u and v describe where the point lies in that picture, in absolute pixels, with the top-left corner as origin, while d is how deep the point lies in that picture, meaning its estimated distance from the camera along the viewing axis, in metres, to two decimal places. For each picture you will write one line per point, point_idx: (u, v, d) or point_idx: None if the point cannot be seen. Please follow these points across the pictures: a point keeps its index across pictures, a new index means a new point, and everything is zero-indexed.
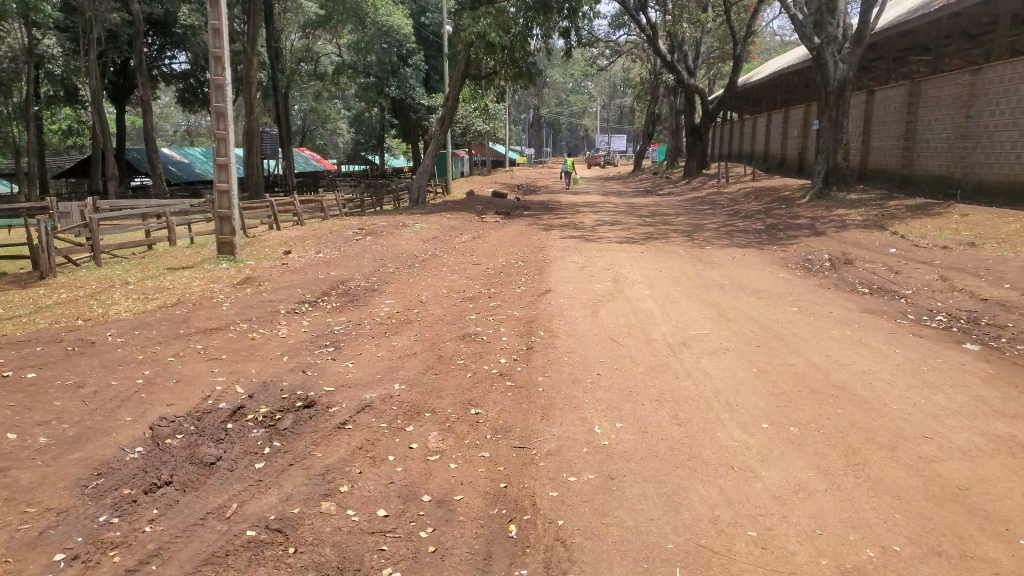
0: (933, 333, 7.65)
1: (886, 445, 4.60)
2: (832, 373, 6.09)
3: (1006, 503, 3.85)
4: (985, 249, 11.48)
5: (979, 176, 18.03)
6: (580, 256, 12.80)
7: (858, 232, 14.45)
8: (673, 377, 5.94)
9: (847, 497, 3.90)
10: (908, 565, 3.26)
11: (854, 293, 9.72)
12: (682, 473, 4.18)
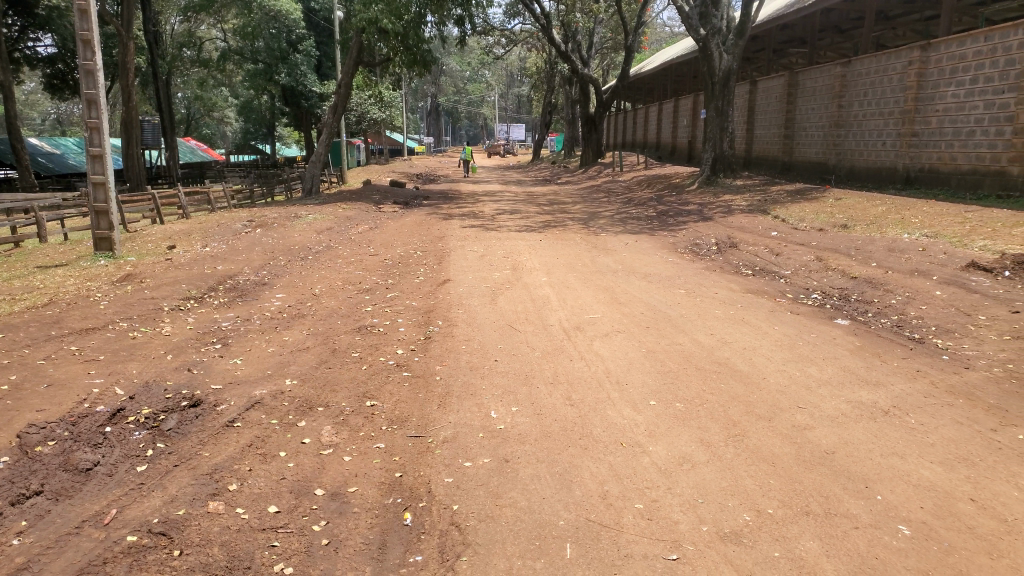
0: (809, 309, 8.17)
1: (764, 416, 4.89)
2: (716, 351, 6.41)
3: (867, 464, 4.18)
4: (856, 230, 12.29)
5: (850, 162, 19.27)
6: (479, 244, 12.85)
7: (743, 217, 15.18)
8: (568, 361, 6.08)
9: (727, 467, 4.12)
10: (780, 526, 3.49)
11: (737, 275, 10.21)
12: (574, 452, 4.32)
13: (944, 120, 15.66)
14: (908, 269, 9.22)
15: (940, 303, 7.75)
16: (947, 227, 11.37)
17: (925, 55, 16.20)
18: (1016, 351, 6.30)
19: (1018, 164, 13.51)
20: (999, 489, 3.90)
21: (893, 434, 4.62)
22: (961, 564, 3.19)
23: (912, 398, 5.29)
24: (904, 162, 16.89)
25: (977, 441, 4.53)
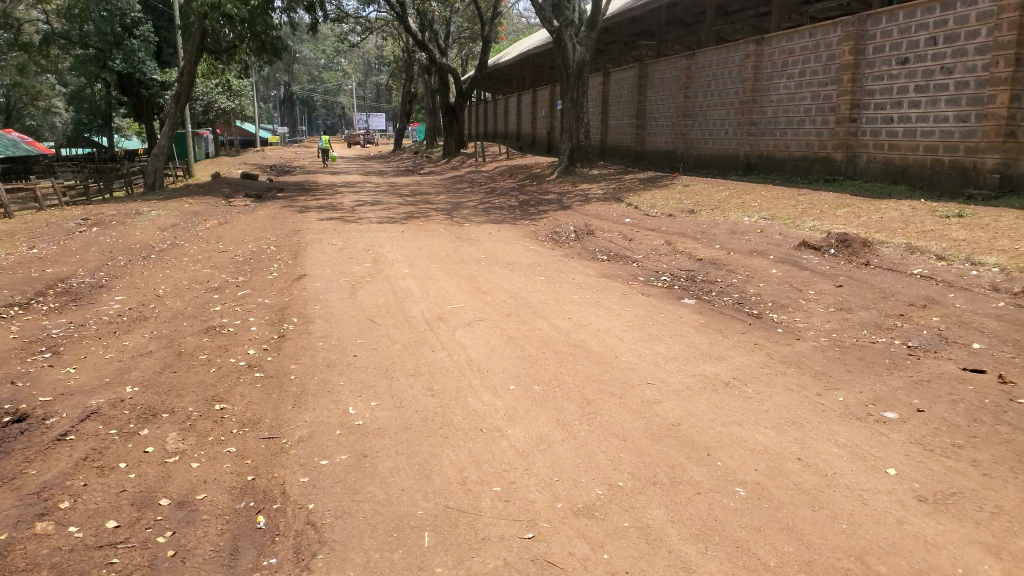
0: (659, 291, 8.59)
1: (616, 394, 5.12)
2: (573, 334, 6.61)
3: (709, 432, 4.48)
4: (702, 215, 13.00)
5: (696, 150, 20.39)
6: (337, 237, 12.56)
7: (599, 205, 15.71)
8: (429, 352, 6.08)
9: (581, 444, 4.28)
10: (629, 497, 3.68)
11: (594, 261, 10.56)
12: (433, 441, 4.34)
13: (778, 111, 16.90)
14: (747, 250, 9.90)
15: (775, 281, 8.38)
16: (782, 210, 12.28)
17: (759, 49, 17.40)
18: (840, 321, 6.94)
19: (841, 151, 14.79)
20: (823, 447, 4.29)
21: (732, 403, 4.97)
22: (789, 517, 3.49)
23: (751, 369, 5.71)
24: (744, 150, 18.06)
25: (804, 405, 4.97)
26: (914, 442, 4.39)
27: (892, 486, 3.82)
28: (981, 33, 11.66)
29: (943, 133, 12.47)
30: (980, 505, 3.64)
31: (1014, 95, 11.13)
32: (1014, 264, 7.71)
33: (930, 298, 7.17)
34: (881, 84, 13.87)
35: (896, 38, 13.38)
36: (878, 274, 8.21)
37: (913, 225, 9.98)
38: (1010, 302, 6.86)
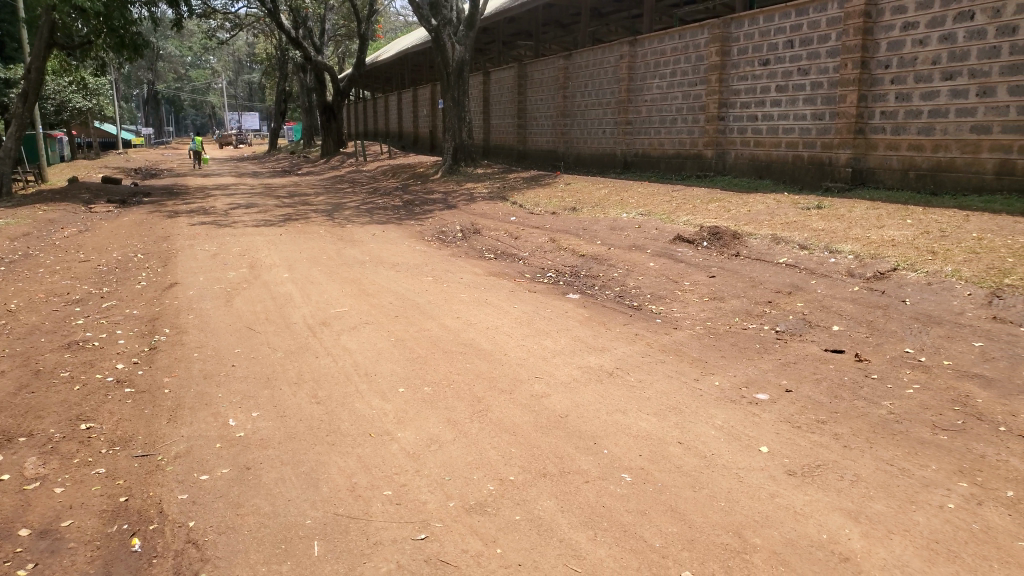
0: (545, 287, 8.73)
1: (505, 390, 5.16)
2: (461, 333, 6.61)
3: (595, 422, 4.60)
4: (583, 213, 13.29)
5: (576, 149, 20.88)
6: (211, 243, 12.00)
7: (484, 204, 15.79)
8: (313, 358, 5.92)
9: (471, 442, 4.29)
10: (521, 490, 3.73)
11: (480, 259, 10.59)
12: (321, 449, 4.24)
13: (651, 110, 17.55)
14: (627, 245, 10.22)
15: (653, 274, 8.71)
16: (659, 206, 12.76)
17: (632, 51, 18.02)
18: (714, 310, 7.29)
19: (711, 148, 15.52)
20: (701, 430, 4.51)
21: (617, 393, 5.13)
22: (672, 499, 3.65)
23: (632, 359, 5.90)
24: (621, 148, 18.64)
25: (684, 391, 5.19)
26: (783, 420, 4.68)
27: (764, 463, 4.06)
28: (831, 37, 12.58)
29: (801, 131, 13.34)
30: (842, 474, 3.93)
31: (862, 94, 12.07)
32: (866, 251, 8.36)
33: (795, 286, 7.67)
34: (745, 84, 14.71)
35: (757, 40, 14.23)
36: (748, 264, 8.69)
37: (778, 217, 10.62)
38: (863, 286, 7.43)
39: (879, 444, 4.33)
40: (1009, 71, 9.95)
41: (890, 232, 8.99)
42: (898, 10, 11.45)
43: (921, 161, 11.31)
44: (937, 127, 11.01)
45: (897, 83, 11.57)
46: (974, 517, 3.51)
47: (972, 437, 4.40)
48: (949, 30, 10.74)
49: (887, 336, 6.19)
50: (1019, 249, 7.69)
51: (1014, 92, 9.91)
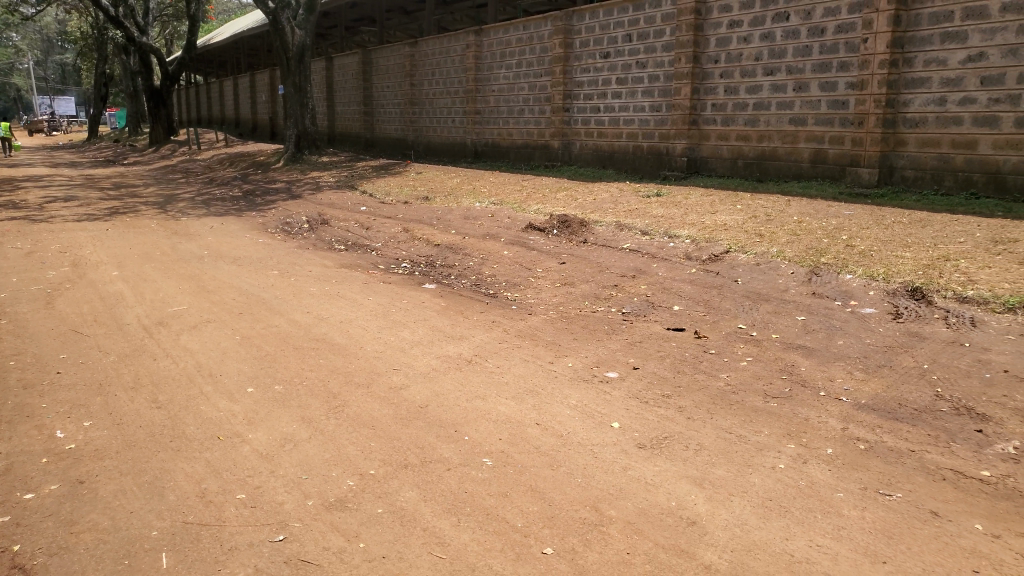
0: (399, 278, 8.64)
1: (361, 384, 5.07)
2: (313, 328, 6.41)
3: (454, 410, 4.62)
4: (435, 202, 13.24)
5: (426, 138, 20.77)
6: (24, 240, 10.89)
7: (332, 194, 15.35)
8: (150, 361, 5.54)
9: (329, 438, 4.19)
10: (382, 483, 3.68)
11: (330, 251, 10.29)
12: (164, 456, 3.98)
13: (499, 100, 17.77)
14: (480, 234, 10.30)
15: (506, 262, 8.83)
16: (510, 195, 12.95)
17: (479, 40, 18.14)
18: (565, 295, 7.52)
19: (558, 138, 15.93)
20: (557, 410, 4.64)
21: (475, 379, 5.18)
22: (532, 479, 3.74)
23: (489, 346, 5.97)
24: (472, 137, 18.76)
25: (539, 374, 5.33)
26: (632, 396, 4.91)
27: (616, 438, 4.24)
28: (666, 32, 13.26)
29: (641, 122, 13.99)
30: (687, 444, 4.19)
31: (694, 88, 12.83)
32: (701, 235, 8.91)
33: (638, 270, 8.04)
34: (588, 76, 15.21)
35: (598, 33, 14.75)
36: (596, 250, 9.01)
37: (622, 205, 11.08)
38: (700, 268, 7.92)
39: (718, 414, 4.65)
40: (820, 68, 10.92)
41: (722, 218, 9.63)
42: (724, 9, 12.26)
43: (748, 151, 12.19)
44: (761, 119, 11.91)
45: (725, 78, 12.39)
46: (801, 475, 3.85)
47: (797, 402, 4.83)
48: (768, 29, 11.62)
49: (722, 313, 6.64)
50: (832, 231, 8.50)
51: (825, 87, 10.89)
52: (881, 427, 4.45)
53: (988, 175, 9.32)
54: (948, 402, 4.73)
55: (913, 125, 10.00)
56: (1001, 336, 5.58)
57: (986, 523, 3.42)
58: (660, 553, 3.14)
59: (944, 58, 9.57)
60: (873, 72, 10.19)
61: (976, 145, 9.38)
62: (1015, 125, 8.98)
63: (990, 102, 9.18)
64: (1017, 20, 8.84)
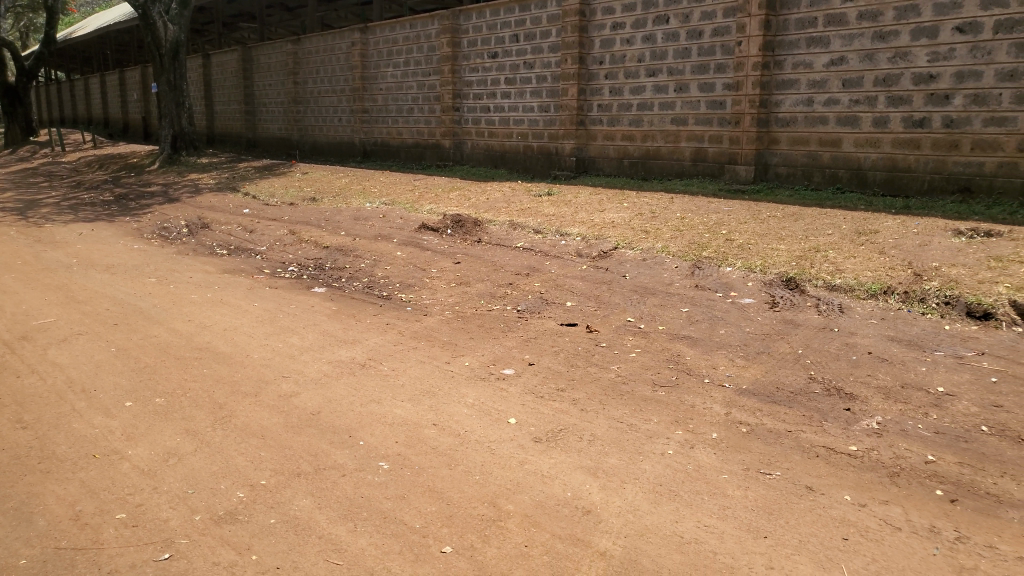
0: (287, 283, 8.38)
1: (250, 393, 4.90)
2: (196, 337, 6.14)
3: (349, 415, 4.54)
4: (323, 203, 12.93)
5: (311, 138, 20.26)
6: None
7: (212, 197, 14.72)
8: (13, 378, 5.15)
9: (216, 450, 4.02)
10: (274, 493, 3.58)
11: (212, 257, 9.86)
12: (32, 479, 3.72)
13: (387, 99, 17.56)
14: (371, 236, 10.15)
15: (400, 263, 8.74)
16: (401, 195, 12.82)
17: (364, 38, 17.86)
18: (460, 295, 7.52)
19: (448, 138, 15.91)
20: (454, 410, 4.64)
21: (369, 383, 5.10)
22: (429, 480, 3.73)
23: (383, 349, 5.90)
24: (359, 137, 18.45)
25: (435, 374, 5.32)
26: (527, 392, 4.98)
27: (513, 434, 4.30)
28: (552, 33, 13.50)
29: (530, 121, 14.18)
30: (581, 436, 4.29)
31: (581, 88, 13.13)
32: (591, 232, 9.13)
33: (531, 267, 8.16)
34: (477, 76, 15.27)
35: (486, 33, 14.84)
36: (488, 249, 9.07)
37: (513, 204, 11.19)
38: (591, 265, 8.11)
39: (610, 405, 4.78)
40: (699, 70, 11.41)
41: (610, 215, 9.90)
42: (608, 11, 12.61)
43: (633, 150, 12.58)
44: (644, 119, 12.31)
45: (610, 78, 12.74)
46: (688, 459, 4.02)
47: (684, 390, 5.04)
48: (650, 32, 12.03)
49: (612, 307, 6.84)
50: (712, 226, 8.90)
51: (704, 88, 11.39)
52: (761, 410, 4.71)
53: (851, 171, 10.01)
54: (819, 383, 5.06)
55: (784, 124, 10.63)
56: (865, 321, 6.02)
57: (855, 494, 3.69)
58: (557, 544, 3.21)
59: (810, 61, 10.21)
60: (747, 73, 10.73)
61: (840, 143, 10.06)
62: (873, 125, 9.70)
63: (851, 103, 9.87)
64: (872, 26, 9.53)
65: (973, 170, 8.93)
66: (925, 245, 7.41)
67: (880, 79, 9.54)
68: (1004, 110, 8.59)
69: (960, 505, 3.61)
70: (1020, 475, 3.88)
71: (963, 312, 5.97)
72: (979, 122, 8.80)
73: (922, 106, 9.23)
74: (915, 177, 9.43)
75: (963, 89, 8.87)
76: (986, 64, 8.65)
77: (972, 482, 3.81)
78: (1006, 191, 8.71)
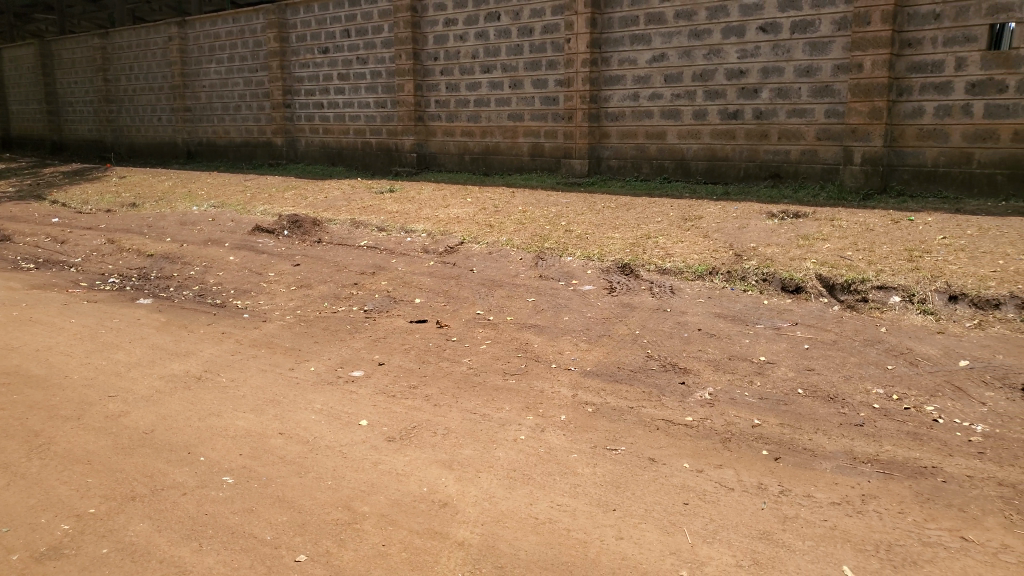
0: (108, 296, 7.73)
1: (71, 417, 4.48)
2: (3, 361, 5.53)
3: (186, 431, 4.27)
4: (145, 208, 12.04)
5: (127, 139, 18.79)
6: None
7: (13, 205, 13.28)
8: None
9: (33, 482, 3.66)
10: (104, 521, 3.31)
11: (16, 272, 8.91)
12: None
13: (211, 96, 16.62)
14: (200, 241, 9.57)
15: (234, 268, 8.32)
16: (232, 197, 12.19)
17: (182, 33, 16.80)
18: (302, 298, 7.27)
19: (281, 136, 15.31)
20: (301, 417, 4.50)
21: (207, 397, 4.82)
22: (278, 490, 3.59)
23: (221, 359, 5.60)
24: (182, 136, 17.34)
25: (279, 382, 5.12)
26: (378, 392, 4.92)
27: (365, 435, 4.23)
28: (384, 28, 13.35)
29: (367, 118, 13.94)
30: (434, 430, 4.30)
31: (417, 84, 13.08)
32: (436, 229, 9.14)
33: (377, 266, 8.04)
34: (307, 72, 14.80)
35: (315, 28, 14.42)
36: (330, 250, 8.83)
37: (354, 203, 10.97)
38: (437, 260, 8.11)
39: (462, 397, 4.82)
40: (532, 66, 11.70)
41: (453, 211, 9.95)
42: (439, 7, 12.63)
43: (473, 146, 12.71)
44: (482, 115, 12.47)
45: (446, 75, 12.79)
46: (540, 443, 4.14)
47: (533, 376, 5.18)
48: (482, 28, 12.18)
49: (460, 302, 6.88)
50: (553, 218, 9.17)
51: (537, 85, 11.69)
52: (605, 390, 4.94)
53: (677, 162, 10.66)
54: (656, 360, 5.38)
55: (614, 118, 11.13)
56: (694, 300, 6.45)
57: (692, 461, 3.96)
58: (415, 539, 3.20)
59: (633, 57, 10.77)
60: (577, 70, 11.14)
61: (664, 136, 10.68)
62: (693, 118, 10.37)
63: (673, 97, 10.50)
64: (688, 25, 10.17)
65: (781, 157, 9.78)
66: (744, 228, 8.05)
67: (698, 74, 10.22)
68: (804, 102, 9.46)
69: (782, 462, 3.97)
70: (831, 429, 4.31)
71: (778, 287, 6.54)
72: (784, 113, 9.64)
73: (736, 100, 9.98)
74: (732, 165, 10.20)
75: (768, 84, 9.68)
76: (787, 61, 9.48)
77: (791, 440, 4.20)
78: (809, 176, 9.61)
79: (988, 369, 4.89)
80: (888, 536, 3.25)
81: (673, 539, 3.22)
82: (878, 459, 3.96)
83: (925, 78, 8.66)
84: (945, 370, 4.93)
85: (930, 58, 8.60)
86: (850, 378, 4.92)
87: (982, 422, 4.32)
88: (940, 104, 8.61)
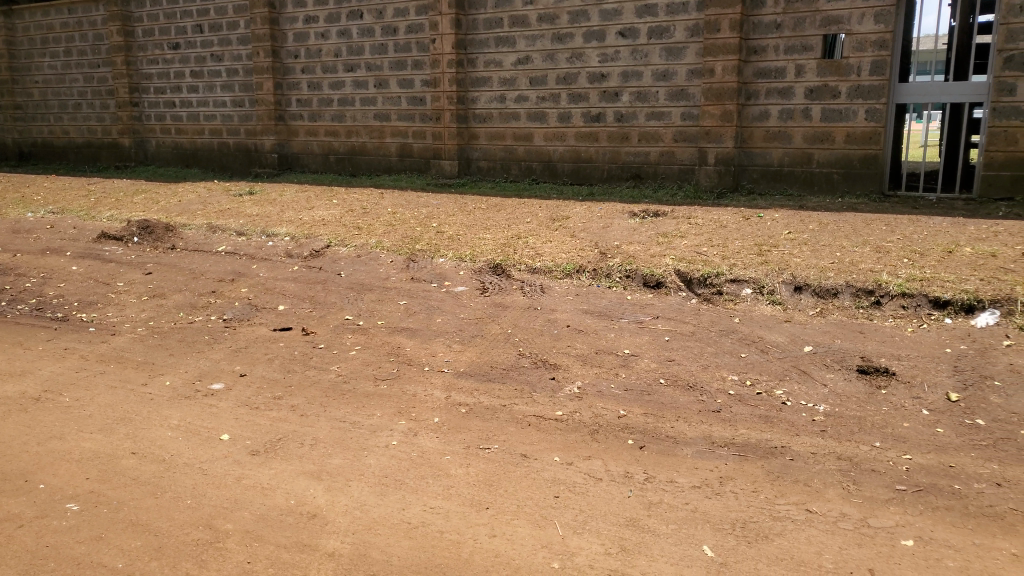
0: None
1: None
2: None
3: (23, 458, 3.92)
4: None
5: None
6: None
7: None
8: None
9: None
10: None
11: None
12: None
13: (45, 93, 15.34)
14: (37, 250, 8.79)
15: (77, 279, 7.70)
16: (73, 202, 11.28)
17: (9, 23, 15.44)
18: (155, 309, 6.83)
19: (127, 136, 14.33)
20: (156, 434, 4.23)
21: (47, 418, 4.45)
22: (130, 513, 3.36)
23: (63, 378, 5.18)
24: (12, 137, 15.88)
25: (131, 399, 4.79)
26: (241, 404, 4.71)
27: (227, 450, 4.04)
28: (240, 24, 12.80)
29: (223, 118, 13.31)
30: (301, 441, 4.16)
31: (276, 83, 12.64)
32: (301, 232, 8.87)
33: (237, 272, 7.70)
34: (156, 68, 13.94)
35: (163, 22, 13.62)
36: (185, 257, 8.36)
37: (211, 206, 10.44)
38: (302, 265, 7.87)
39: (331, 406, 4.70)
40: (396, 66, 11.59)
41: (318, 213, 9.68)
42: (298, 4, 12.26)
43: (338, 147, 12.43)
44: (347, 115, 12.22)
45: (308, 73, 12.43)
46: (412, 447, 4.10)
47: (405, 380, 5.12)
48: (344, 26, 11.93)
49: (327, 307, 6.70)
50: (423, 220, 9.12)
51: (404, 85, 11.59)
52: (478, 390, 4.96)
53: (543, 164, 10.89)
54: (527, 358, 5.46)
55: (481, 120, 11.22)
56: (563, 298, 6.61)
57: (563, 454, 4.05)
58: (282, 553, 3.09)
59: (499, 59, 10.90)
60: (443, 70, 11.13)
61: (531, 137, 10.89)
62: (558, 120, 10.63)
63: (539, 100, 10.72)
64: (551, 28, 10.42)
65: (641, 159, 10.19)
66: (607, 227, 8.33)
67: (561, 77, 10.48)
68: (661, 106, 9.90)
69: (647, 450, 4.14)
70: (692, 416, 4.55)
71: (640, 283, 6.81)
72: (643, 116, 10.05)
73: (597, 103, 10.32)
74: (596, 167, 10.54)
75: (628, 88, 10.07)
76: (645, 66, 9.90)
77: (655, 428, 4.39)
78: (667, 176, 10.08)
79: (829, 353, 5.31)
80: (743, 514, 3.46)
81: (545, 532, 3.29)
82: (734, 442, 4.22)
83: (769, 83, 9.29)
84: (792, 355, 5.32)
85: (774, 65, 9.24)
86: (707, 366, 5.21)
87: (825, 402, 4.69)
88: (783, 108, 9.26)
